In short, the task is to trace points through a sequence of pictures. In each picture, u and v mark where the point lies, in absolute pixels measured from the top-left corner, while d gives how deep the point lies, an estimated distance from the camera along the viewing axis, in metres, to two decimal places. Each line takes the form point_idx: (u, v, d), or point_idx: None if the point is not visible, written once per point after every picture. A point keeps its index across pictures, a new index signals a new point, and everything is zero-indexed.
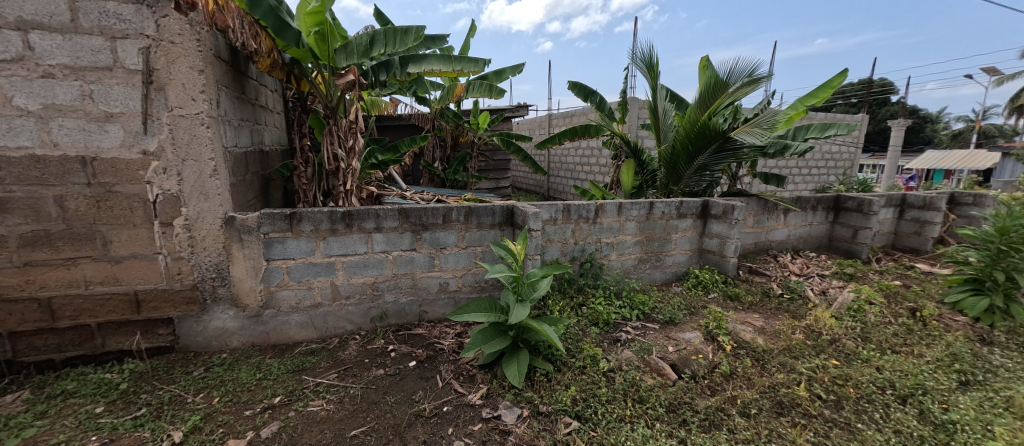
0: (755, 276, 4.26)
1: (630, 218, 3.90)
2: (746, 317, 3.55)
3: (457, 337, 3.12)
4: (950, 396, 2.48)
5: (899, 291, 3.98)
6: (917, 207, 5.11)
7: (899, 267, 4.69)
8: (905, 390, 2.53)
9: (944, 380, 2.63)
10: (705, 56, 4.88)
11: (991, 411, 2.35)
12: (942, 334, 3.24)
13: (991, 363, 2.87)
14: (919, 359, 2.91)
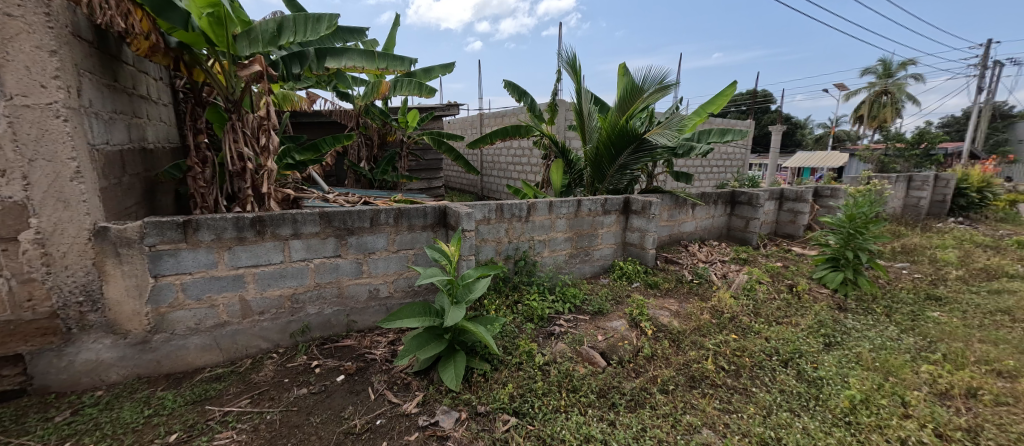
0: (670, 265, 4.63)
1: (560, 216, 4.01)
2: (664, 303, 3.83)
3: (390, 345, 2.97)
4: (818, 357, 2.90)
5: (780, 271, 4.59)
6: (792, 199, 5.91)
7: (781, 250, 5.41)
8: (787, 355, 2.91)
9: (814, 344, 3.07)
10: (623, 64, 5.18)
11: (847, 365, 2.79)
12: (811, 305, 3.78)
13: (847, 326, 3.42)
14: (796, 327, 3.37)
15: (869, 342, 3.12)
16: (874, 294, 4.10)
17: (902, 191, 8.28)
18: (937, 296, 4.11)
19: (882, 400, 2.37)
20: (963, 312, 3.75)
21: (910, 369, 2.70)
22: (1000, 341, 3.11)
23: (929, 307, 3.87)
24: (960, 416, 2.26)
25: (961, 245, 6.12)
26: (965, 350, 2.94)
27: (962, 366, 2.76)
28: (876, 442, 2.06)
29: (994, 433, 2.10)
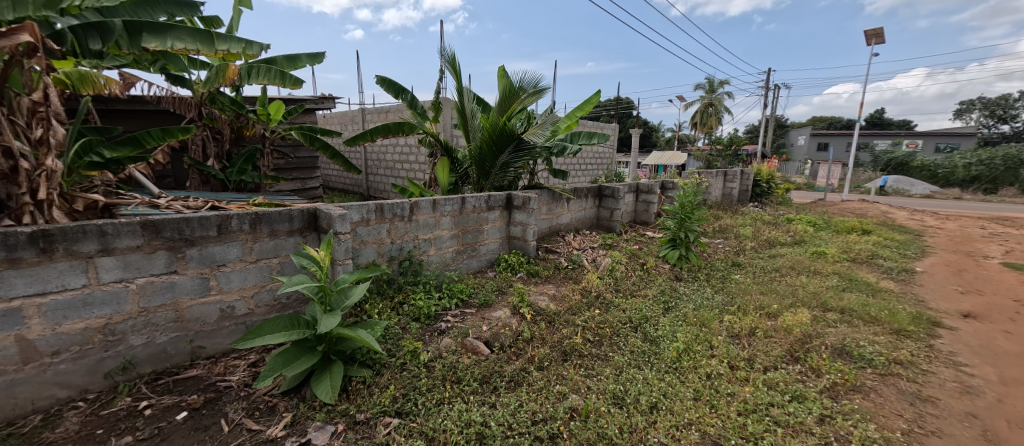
0: (549, 254, 5.01)
1: (444, 214, 4.01)
2: (543, 289, 4.15)
3: (250, 368, 2.62)
4: (657, 320, 3.50)
5: (636, 253, 5.35)
6: (645, 192, 6.94)
7: (638, 235, 6.30)
8: (637, 322, 3.43)
9: (657, 309, 3.69)
10: (502, 66, 5.38)
11: (681, 323, 3.43)
12: (656, 278, 4.51)
13: (682, 292, 4.18)
14: (646, 297, 4.00)
15: (694, 303, 3.88)
16: (698, 265, 5.10)
17: (721, 182, 10.32)
18: (738, 263, 5.29)
19: (698, 347, 2.98)
20: (754, 273, 4.91)
21: (717, 320, 3.45)
22: (776, 292, 4.19)
23: (733, 272, 4.97)
24: (744, 350, 2.99)
25: (755, 223, 7.95)
26: (754, 301, 3.87)
27: (748, 313, 3.64)
28: (692, 380, 2.61)
29: (762, 359, 2.85)
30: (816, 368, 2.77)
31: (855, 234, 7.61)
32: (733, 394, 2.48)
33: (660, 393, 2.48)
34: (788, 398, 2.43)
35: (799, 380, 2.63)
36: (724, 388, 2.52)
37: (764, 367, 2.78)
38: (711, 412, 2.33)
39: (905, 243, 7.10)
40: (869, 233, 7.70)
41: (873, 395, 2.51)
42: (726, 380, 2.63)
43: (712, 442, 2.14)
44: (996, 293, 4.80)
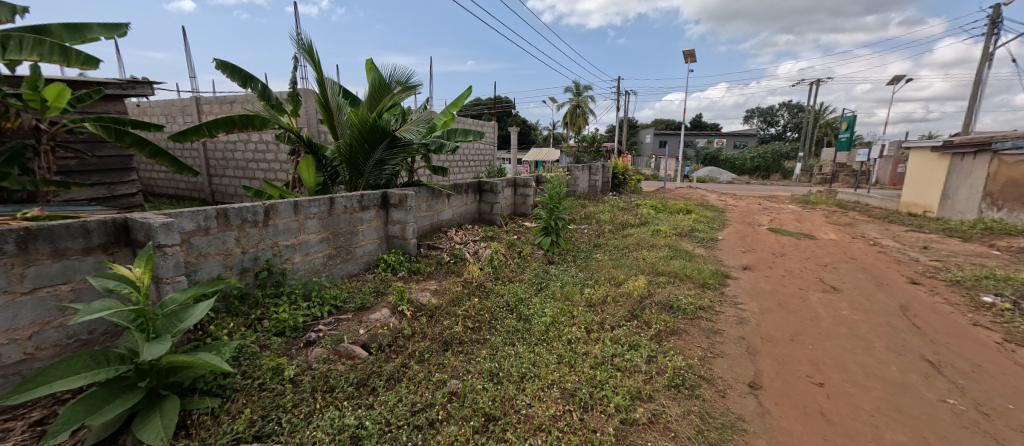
0: (432, 250, 4.97)
1: (309, 216, 3.67)
2: (424, 285, 4.10)
3: (36, 426, 2.04)
4: (528, 300, 3.80)
5: (515, 242, 5.65)
6: (522, 185, 7.34)
7: (517, 226, 6.65)
8: (515, 305, 3.68)
9: (531, 292, 4.01)
10: (370, 59, 5.12)
11: (554, 301, 3.78)
12: (532, 264, 4.87)
13: (553, 274, 4.61)
14: (523, 282, 4.29)
15: (561, 281, 4.35)
16: (566, 249, 5.65)
17: (587, 175, 11.47)
18: (598, 244, 6.05)
19: (563, 318, 3.38)
20: (612, 252, 5.66)
21: (579, 294, 3.93)
22: (624, 265, 4.95)
23: (595, 252, 5.67)
24: (598, 315, 3.51)
25: (612, 209, 9.12)
26: (609, 274, 4.52)
27: (605, 285, 4.21)
28: (556, 347, 2.97)
29: (608, 320, 3.40)
30: (647, 321, 3.50)
31: (683, 214, 9.33)
32: (587, 352, 2.92)
33: (529, 362, 2.77)
34: (626, 348, 3.02)
35: (635, 331, 3.30)
36: (581, 348, 2.95)
37: (611, 326, 3.34)
38: (570, 370, 2.71)
39: (713, 218, 9.02)
40: (691, 212, 9.54)
41: (684, 335, 3.41)
42: (582, 342, 3.06)
43: (570, 395, 2.50)
44: (766, 250, 6.48)
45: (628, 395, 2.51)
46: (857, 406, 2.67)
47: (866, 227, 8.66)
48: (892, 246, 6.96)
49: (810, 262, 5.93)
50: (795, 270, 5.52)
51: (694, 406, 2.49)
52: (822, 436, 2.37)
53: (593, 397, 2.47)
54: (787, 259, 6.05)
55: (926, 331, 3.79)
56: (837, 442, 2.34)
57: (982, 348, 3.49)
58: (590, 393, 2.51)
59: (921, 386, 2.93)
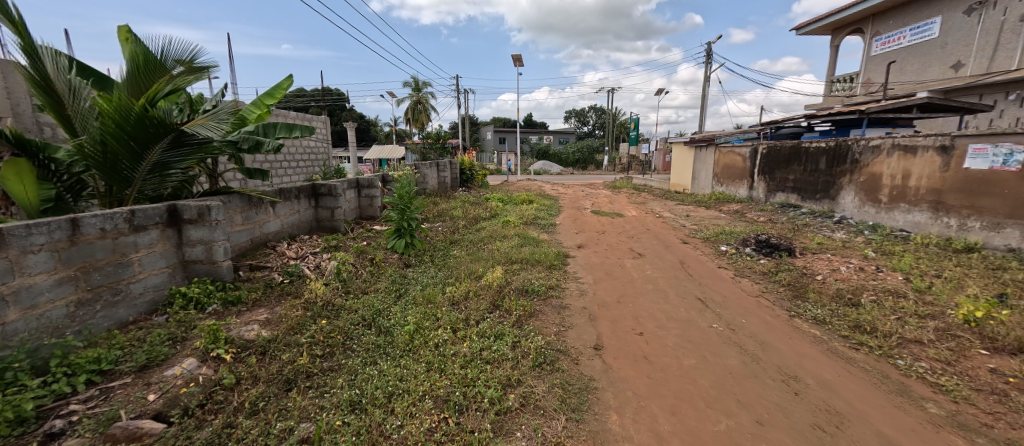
0: (256, 272, 4.09)
1: (35, 250, 2.53)
2: (250, 317, 3.30)
3: None
4: (389, 310, 3.50)
5: (364, 250, 5.09)
6: (366, 186, 6.72)
7: (365, 231, 6.07)
8: (370, 319, 3.31)
9: (387, 300, 3.68)
10: (123, 27, 3.80)
11: (412, 307, 3.53)
12: (385, 271, 4.48)
13: (409, 278, 4.35)
14: (375, 293, 3.90)
15: (421, 284, 4.13)
16: (423, 250, 5.38)
17: (436, 173, 11.23)
18: (454, 240, 6.00)
19: (427, 322, 3.20)
20: (467, 247, 5.70)
21: (441, 294, 3.79)
22: (477, 258, 5.02)
23: (451, 249, 5.60)
24: (462, 313, 3.44)
25: (463, 205, 9.22)
26: (468, 270, 4.50)
27: (465, 281, 4.19)
28: (424, 354, 2.78)
29: (473, 315, 3.37)
30: (508, 309, 3.60)
31: (526, 204, 10.04)
32: (456, 352, 2.82)
33: (396, 378, 2.52)
34: (491, 339, 3.03)
35: (498, 321, 3.35)
36: (450, 350, 2.83)
37: (476, 321, 3.31)
38: (440, 376, 2.56)
39: (551, 206, 10.00)
40: (533, 201, 10.34)
41: (540, 315, 3.64)
42: (450, 343, 2.95)
43: (443, 401, 2.36)
44: (592, 230, 7.48)
45: (499, 385, 2.51)
46: (666, 345, 3.28)
47: (654, 203, 10.87)
48: (672, 216, 8.85)
49: (622, 235, 7.11)
50: (615, 243, 6.52)
51: (557, 379, 2.66)
52: (647, 376, 2.82)
53: (466, 397, 2.38)
54: (608, 235, 7.10)
55: (697, 277, 4.95)
56: (656, 377, 2.82)
57: (726, 283, 4.76)
58: (463, 393, 2.42)
59: (699, 319, 3.79)
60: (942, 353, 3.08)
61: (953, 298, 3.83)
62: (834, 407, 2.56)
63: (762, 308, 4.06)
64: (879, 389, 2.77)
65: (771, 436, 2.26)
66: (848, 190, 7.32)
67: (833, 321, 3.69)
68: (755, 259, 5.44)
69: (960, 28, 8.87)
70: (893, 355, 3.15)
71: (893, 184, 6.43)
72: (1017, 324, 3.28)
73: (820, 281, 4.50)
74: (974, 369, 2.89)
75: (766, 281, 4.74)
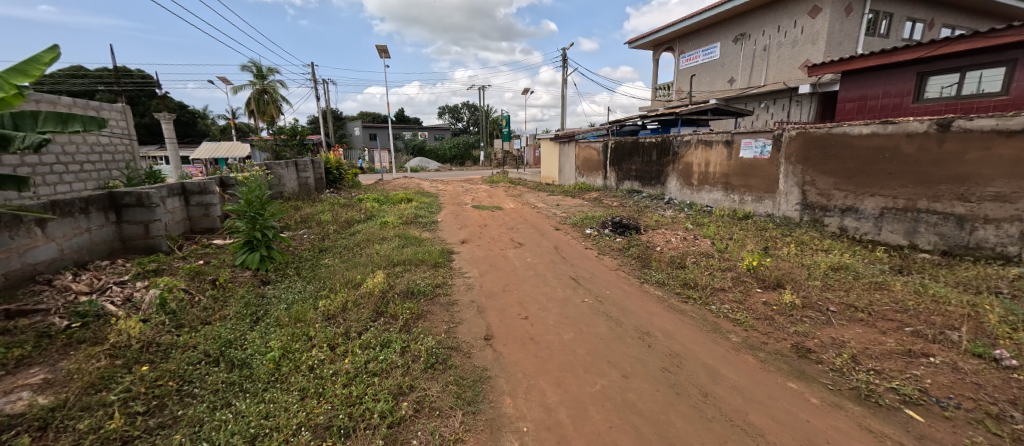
0: (20, 319, 2.94)
1: None
2: (10, 384, 2.33)
3: None
4: (244, 337, 3.11)
5: (202, 269, 4.16)
6: (197, 193, 5.45)
7: (200, 247, 4.92)
8: (216, 354, 2.84)
9: (240, 327, 3.24)
10: None
11: (269, 333, 3.18)
12: (234, 292, 3.84)
13: (268, 296, 3.89)
14: (224, 320, 3.33)
15: (285, 302, 3.76)
16: (284, 261, 4.86)
17: (294, 173, 10.05)
18: (325, 248, 5.60)
19: (296, 345, 2.99)
20: (340, 253, 5.39)
21: (312, 311, 3.55)
22: (360, 264, 4.83)
23: (322, 257, 5.24)
24: (339, 327, 3.32)
25: (333, 208, 8.56)
26: (344, 278, 4.30)
27: (340, 291, 4.00)
28: (294, 382, 2.62)
29: (354, 327, 3.28)
30: (393, 314, 3.58)
31: (405, 203, 9.81)
32: (337, 371, 2.74)
33: (261, 417, 2.30)
34: (378, 350, 3.01)
35: (383, 329, 3.32)
36: (328, 370, 2.72)
37: (358, 333, 3.24)
38: (319, 402, 2.46)
39: (431, 203, 9.97)
40: (412, 200, 10.16)
41: (429, 315, 3.72)
42: (328, 362, 2.83)
43: (324, 429, 2.27)
44: (475, 224, 7.74)
45: (390, 396, 2.53)
46: (547, 324, 3.68)
47: (529, 196, 11.65)
48: (545, 206, 9.65)
49: (503, 228, 7.52)
50: (497, 236, 6.89)
51: (450, 376, 2.79)
52: (533, 356, 3.15)
53: (351, 419, 2.33)
54: (490, 228, 7.46)
55: (569, 259, 5.60)
56: (542, 355, 3.17)
57: (592, 262, 5.49)
58: (348, 415, 2.37)
59: (573, 296, 4.34)
60: (737, 295, 4.14)
61: (740, 253, 5.14)
62: (675, 350, 3.25)
63: (620, 279, 4.84)
64: (702, 329, 3.61)
65: (634, 385, 2.79)
66: (673, 177, 9.00)
67: (669, 282, 4.62)
68: (613, 238, 6.37)
69: (733, 52, 11.67)
70: (708, 302, 4.11)
71: (700, 171, 8.15)
72: (775, 267, 4.59)
73: (659, 251, 5.53)
74: (755, 304, 3.97)
75: (622, 256, 5.61)
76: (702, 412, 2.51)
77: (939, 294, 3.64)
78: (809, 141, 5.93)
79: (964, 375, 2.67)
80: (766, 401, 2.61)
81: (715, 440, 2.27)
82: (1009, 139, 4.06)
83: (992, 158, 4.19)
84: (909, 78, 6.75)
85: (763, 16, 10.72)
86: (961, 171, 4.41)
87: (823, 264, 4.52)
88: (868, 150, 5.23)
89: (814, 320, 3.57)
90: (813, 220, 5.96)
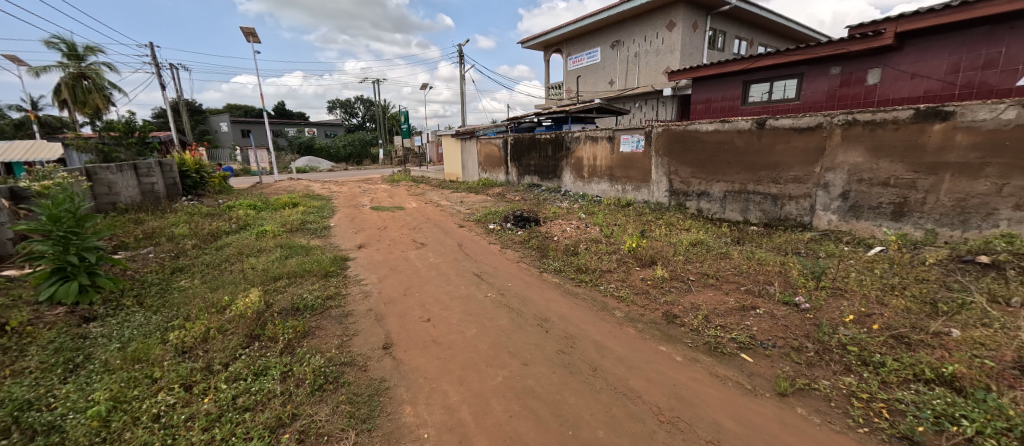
0: None
1: None
2: None
3: None
4: (52, 393, 2.47)
5: None
6: None
7: None
8: (6, 421, 2.20)
9: (46, 382, 2.56)
10: None
11: (92, 384, 2.57)
12: (38, 336, 3.02)
13: (93, 336, 3.15)
14: (19, 376, 2.60)
15: (119, 340, 3.10)
16: (117, 289, 3.99)
17: (133, 179, 8.23)
18: (180, 267, 4.75)
19: (134, 392, 2.50)
20: (202, 272, 4.63)
21: (158, 346, 2.99)
22: (229, 283, 4.20)
23: (176, 279, 4.42)
24: (197, 361, 2.87)
25: (191, 218, 7.28)
26: (205, 302, 3.71)
27: (199, 318, 3.43)
28: (134, 437, 2.19)
29: (217, 359, 2.87)
30: (271, 336, 3.21)
31: (289, 208, 8.81)
32: (194, 414, 2.36)
33: None
34: (250, 380, 2.68)
35: (258, 355, 2.96)
36: (181, 416, 2.33)
37: (224, 365, 2.83)
38: None
39: (321, 207, 9.14)
40: (297, 204, 9.18)
41: (318, 331, 3.42)
42: (181, 406, 2.43)
43: None
44: (372, 227, 7.30)
45: (267, 431, 2.28)
46: (450, 324, 3.67)
47: (432, 194, 11.40)
48: (449, 204, 9.55)
49: (403, 228, 7.23)
50: (398, 237, 6.61)
51: (341, 396, 2.61)
52: (435, 358, 3.11)
53: None
54: (389, 230, 7.11)
55: (473, 255, 5.64)
56: (444, 356, 3.15)
57: (494, 256, 5.61)
58: None
59: (477, 292, 4.39)
60: (621, 274, 4.62)
61: (623, 237, 5.73)
62: (570, 332, 3.51)
63: (521, 270, 5.03)
64: (593, 309, 3.95)
65: (533, 371, 2.94)
66: (567, 170, 9.64)
67: (565, 268, 4.95)
68: (514, 231, 6.59)
69: (610, 56, 12.88)
70: (598, 283, 4.51)
71: (589, 164, 8.86)
72: (650, 246, 5.23)
73: (556, 241, 5.88)
74: (636, 280, 4.48)
75: (523, 249, 5.84)
76: (591, 385, 2.77)
77: (764, 258, 4.54)
78: (671, 136, 6.84)
79: (778, 319, 3.38)
80: (644, 366, 2.98)
81: (602, 410, 2.51)
82: (801, 134, 5.21)
83: (792, 150, 5.32)
84: (737, 85, 8.24)
85: (633, 26, 12.01)
86: (774, 160, 5.54)
87: (685, 241, 5.29)
88: (712, 144, 6.25)
89: (679, 289, 4.17)
90: (678, 204, 6.93)
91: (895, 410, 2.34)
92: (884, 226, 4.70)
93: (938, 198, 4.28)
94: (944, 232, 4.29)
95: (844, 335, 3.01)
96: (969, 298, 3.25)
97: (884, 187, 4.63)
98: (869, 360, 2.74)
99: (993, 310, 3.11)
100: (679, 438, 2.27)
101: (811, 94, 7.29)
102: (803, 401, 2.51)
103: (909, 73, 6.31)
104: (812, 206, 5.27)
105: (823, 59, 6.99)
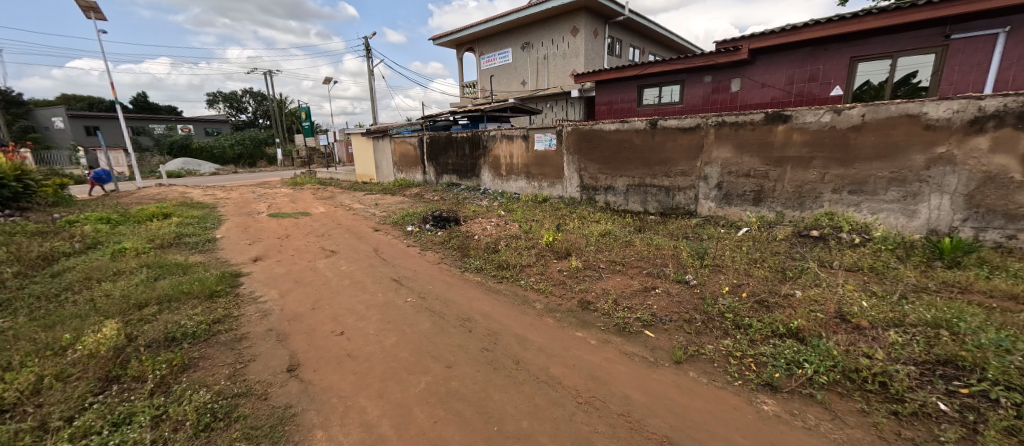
0: None
1: None
2: None
3: None
4: None
5: None
6: None
7: None
8: None
9: None
10: None
11: None
12: None
13: None
14: None
15: None
16: None
17: None
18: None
19: None
20: (33, 307, 3.76)
21: None
22: (71, 319, 3.48)
23: None
24: (24, 421, 2.33)
25: (15, 239, 5.85)
26: (36, 345, 3.03)
27: (26, 366, 2.79)
28: None
29: (56, 414, 2.37)
30: (135, 376, 2.75)
31: (157, 220, 7.57)
32: None
33: None
34: (107, 432, 2.26)
35: (117, 401, 2.51)
36: None
37: (66, 420, 2.36)
38: None
39: (203, 217, 8.01)
40: (170, 215, 7.93)
41: (202, 362, 3.02)
42: None
43: None
44: (270, 237, 6.62)
45: None
46: (366, 335, 3.49)
47: (341, 197, 10.67)
48: (361, 207, 9.03)
49: (309, 236, 6.67)
50: (302, 246, 6.08)
51: (234, 432, 2.34)
52: (351, 374, 2.94)
53: None
54: (292, 239, 6.50)
55: (390, 260, 5.42)
56: (361, 369, 3.00)
57: (414, 259, 5.45)
58: None
59: (395, 298, 4.23)
60: (539, 268, 4.80)
61: (540, 232, 5.95)
62: (492, 329, 3.56)
63: (441, 272, 4.97)
64: (515, 304, 4.06)
65: (456, 373, 2.93)
66: (484, 168, 9.72)
67: (486, 266, 5.00)
68: (434, 232, 6.47)
69: (521, 58, 13.25)
70: (518, 278, 4.63)
71: (506, 163, 9.03)
72: (565, 239, 5.51)
73: (476, 239, 5.90)
74: (553, 272, 4.70)
75: (443, 249, 5.76)
76: (514, 379, 2.85)
77: (659, 243, 5.07)
78: (579, 135, 7.28)
79: (673, 296, 3.80)
80: (562, 353, 3.15)
81: (525, 401, 2.61)
82: (685, 133, 5.89)
83: (678, 147, 6.00)
84: (632, 89, 9.05)
85: (540, 30, 12.50)
86: (664, 157, 6.19)
87: (595, 233, 5.67)
88: (614, 143, 6.78)
89: (591, 277, 4.48)
90: (588, 198, 7.41)
91: (759, 362, 2.79)
92: (748, 210, 5.54)
93: (785, 185, 5.18)
94: (790, 213, 5.20)
95: (721, 304, 3.50)
96: (807, 265, 4.01)
97: (747, 177, 5.45)
98: (741, 324, 3.22)
99: (823, 272, 3.87)
100: (595, 416, 2.45)
101: (690, 98, 8.31)
102: (693, 366, 2.87)
103: (760, 82, 7.48)
104: (695, 196, 6.01)
105: (699, 68, 8.01)
